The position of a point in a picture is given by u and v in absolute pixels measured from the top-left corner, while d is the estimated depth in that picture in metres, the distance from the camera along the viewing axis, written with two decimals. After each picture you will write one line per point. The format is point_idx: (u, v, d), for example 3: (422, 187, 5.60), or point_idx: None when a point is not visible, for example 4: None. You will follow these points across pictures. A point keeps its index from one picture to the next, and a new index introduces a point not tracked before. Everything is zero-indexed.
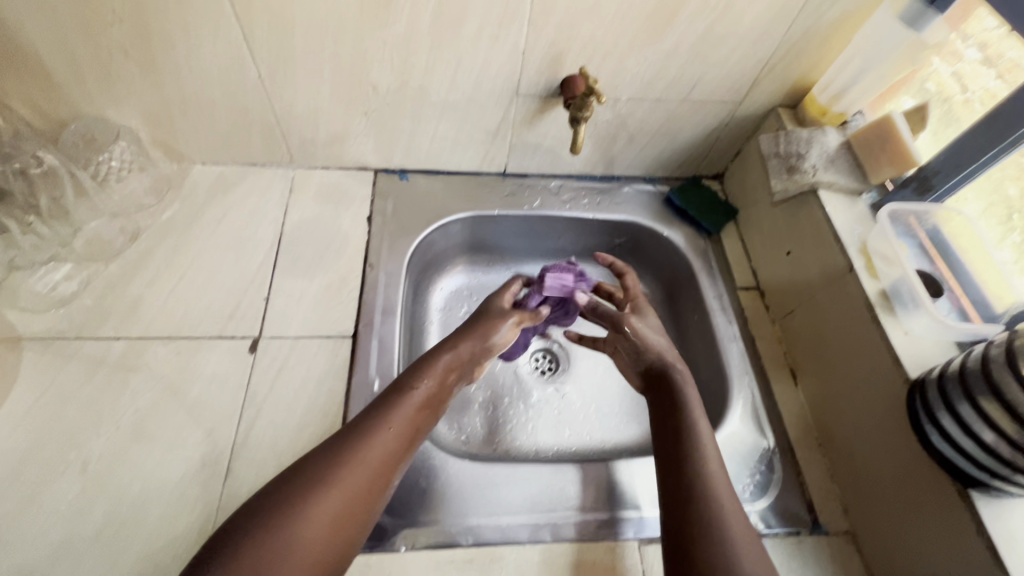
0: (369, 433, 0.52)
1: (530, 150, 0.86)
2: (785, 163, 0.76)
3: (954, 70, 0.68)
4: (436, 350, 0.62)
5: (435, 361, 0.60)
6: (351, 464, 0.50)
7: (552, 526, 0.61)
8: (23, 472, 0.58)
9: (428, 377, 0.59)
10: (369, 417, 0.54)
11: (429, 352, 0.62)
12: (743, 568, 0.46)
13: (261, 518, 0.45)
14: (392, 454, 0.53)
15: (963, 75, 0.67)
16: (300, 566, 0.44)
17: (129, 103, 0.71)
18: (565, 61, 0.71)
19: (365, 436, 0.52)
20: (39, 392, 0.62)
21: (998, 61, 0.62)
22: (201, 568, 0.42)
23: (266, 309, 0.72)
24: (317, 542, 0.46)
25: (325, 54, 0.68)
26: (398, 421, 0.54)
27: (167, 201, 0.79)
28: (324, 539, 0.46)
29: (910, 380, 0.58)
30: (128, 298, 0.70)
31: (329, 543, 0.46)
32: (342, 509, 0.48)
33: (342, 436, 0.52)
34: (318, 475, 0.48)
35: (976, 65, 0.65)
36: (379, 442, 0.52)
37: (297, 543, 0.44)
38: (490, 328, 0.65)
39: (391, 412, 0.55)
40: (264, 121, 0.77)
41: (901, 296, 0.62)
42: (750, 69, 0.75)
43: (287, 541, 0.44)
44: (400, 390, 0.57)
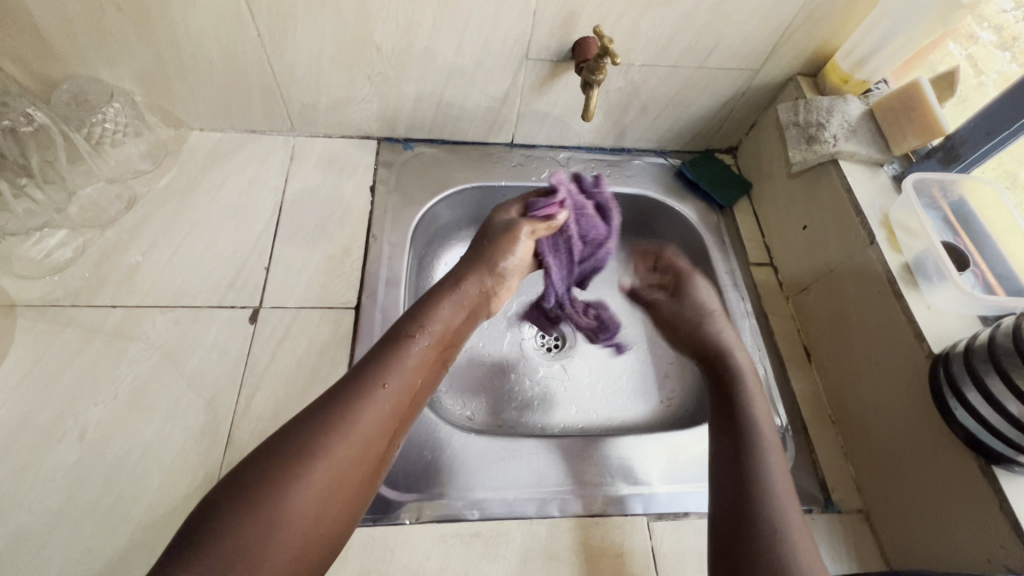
0: (373, 385, 0.50)
1: (538, 119, 0.83)
2: (804, 134, 0.73)
3: (969, 52, 0.69)
4: (439, 295, 0.61)
5: (436, 313, 0.59)
6: (347, 426, 0.47)
7: (560, 501, 0.60)
8: (18, 439, 0.56)
9: (428, 330, 0.57)
10: (364, 373, 0.51)
11: (431, 298, 0.61)
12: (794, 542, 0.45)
13: (248, 488, 0.42)
14: (399, 403, 0.51)
15: (975, 58, 0.69)
16: (309, 520, 0.43)
17: (123, 62, 0.68)
18: (577, 22, 0.68)
19: (371, 386, 0.50)
20: (35, 359, 0.61)
21: (1013, 44, 0.65)
22: (202, 527, 0.40)
23: (267, 278, 0.70)
24: (327, 495, 0.44)
25: (327, 12, 0.65)
26: (397, 377, 0.52)
27: (163, 167, 0.77)
28: (319, 506, 0.44)
29: (933, 355, 0.56)
30: (125, 265, 0.68)
31: (327, 511, 0.44)
32: (341, 476, 0.45)
33: (345, 385, 0.50)
34: (310, 441, 0.45)
35: (990, 48, 0.67)
36: (388, 391, 0.50)
37: (293, 516, 0.42)
38: (497, 257, 0.65)
39: (388, 368, 0.52)
40: (263, 84, 0.74)
41: (925, 269, 0.60)
42: (771, 33, 0.72)
43: (295, 497, 0.43)
44: (398, 342, 0.54)
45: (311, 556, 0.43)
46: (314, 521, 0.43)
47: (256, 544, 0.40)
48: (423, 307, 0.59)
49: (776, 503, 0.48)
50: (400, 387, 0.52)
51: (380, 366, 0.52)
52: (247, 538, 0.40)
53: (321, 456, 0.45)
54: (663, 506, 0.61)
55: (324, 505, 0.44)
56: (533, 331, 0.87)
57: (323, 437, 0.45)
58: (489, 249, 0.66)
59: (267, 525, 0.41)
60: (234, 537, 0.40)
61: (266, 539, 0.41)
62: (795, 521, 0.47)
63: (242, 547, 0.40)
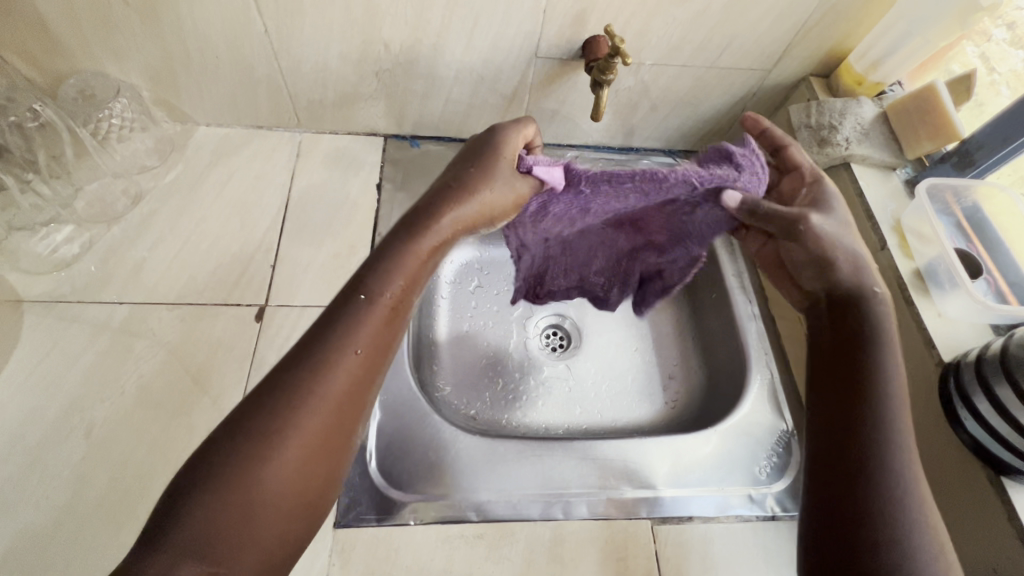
0: (331, 358, 0.41)
1: (546, 117, 0.82)
2: (816, 135, 0.71)
3: (982, 49, 0.68)
4: (410, 229, 0.47)
5: (409, 254, 0.46)
6: (312, 402, 0.39)
7: (564, 504, 0.60)
8: (25, 436, 0.57)
9: (399, 276, 0.45)
10: (324, 346, 0.41)
11: (401, 233, 0.47)
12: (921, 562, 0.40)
13: (212, 475, 0.37)
14: (365, 375, 0.42)
15: (988, 55, 0.68)
16: (274, 515, 0.37)
17: (129, 57, 0.67)
18: (588, 20, 0.67)
19: (326, 360, 0.41)
20: (42, 356, 0.61)
21: None
22: (160, 529, 0.35)
23: (273, 276, 0.70)
24: (290, 488, 0.38)
25: (335, 8, 0.64)
26: (362, 342, 0.42)
27: (170, 162, 0.76)
28: (296, 490, 0.38)
29: (943, 363, 0.56)
30: (132, 261, 0.68)
31: (304, 493, 0.39)
32: (312, 458, 0.39)
33: (300, 359, 0.41)
34: (276, 422, 0.38)
35: (1005, 44, 0.67)
36: (345, 366, 0.41)
37: (265, 503, 0.37)
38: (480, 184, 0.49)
39: (355, 331, 0.42)
40: (270, 80, 0.73)
41: (937, 276, 0.60)
42: (785, 33, 0.71)
43: (253, 495, 0.37)
44: (363, 297, 0.44)
45: (295, 541, 0.39)
46: (291, 506, 0.38)
47: (234, 537, 0.36)
48: (390, 250, 0.46)
49: (904, 501, 0.42)
50: (365, 357, 0.42)
51: (339, 335, 0.42)
52: (215, 532, 0.36)
53: (289, 439, 0.38)
54: (668, 509, 0.61)
55: (299, 490, 0.39)
56: (537, 330, 0.87)
57: (287, 416, 0.39)
58: (468, 174, 0.49)
59: (239, 517, 0.36)
60: (204, 532, 0.35)
61: (240, 532, 0.36)
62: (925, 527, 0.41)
63: (214, 543, 0.35)
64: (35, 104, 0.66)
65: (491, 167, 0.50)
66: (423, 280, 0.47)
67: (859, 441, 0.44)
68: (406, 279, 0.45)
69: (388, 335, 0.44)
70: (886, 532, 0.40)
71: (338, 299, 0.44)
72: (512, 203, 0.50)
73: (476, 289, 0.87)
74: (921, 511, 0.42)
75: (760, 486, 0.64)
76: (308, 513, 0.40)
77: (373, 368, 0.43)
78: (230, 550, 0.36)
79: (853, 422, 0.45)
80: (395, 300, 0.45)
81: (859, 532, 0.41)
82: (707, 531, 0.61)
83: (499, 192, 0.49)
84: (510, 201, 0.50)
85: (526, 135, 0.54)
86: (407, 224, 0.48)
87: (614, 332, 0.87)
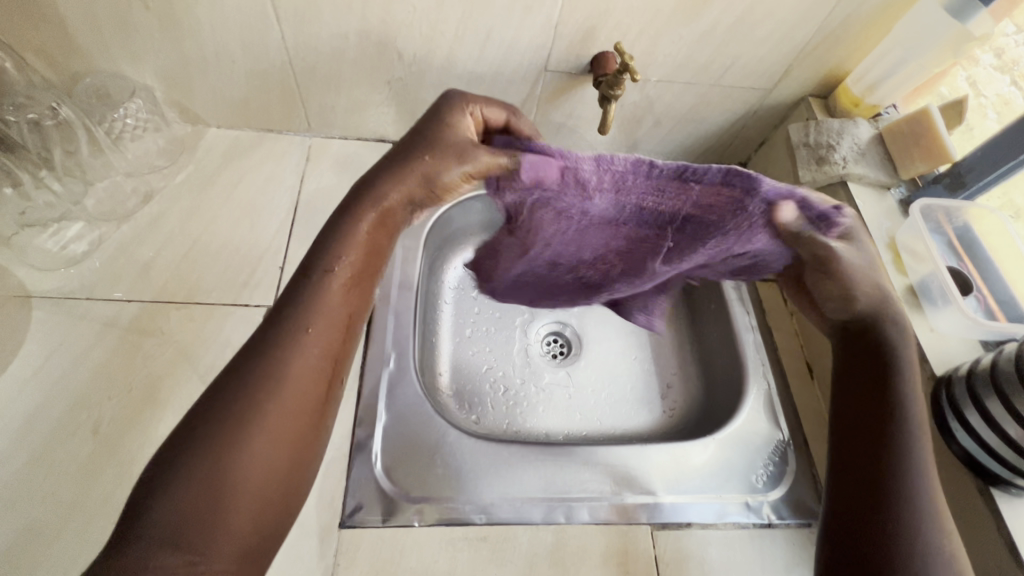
0: (289, 340, 0.42)
1: (553, 129, 0.84)
2: (814, 154, 0.74)
3: (970, 74, 0.71)
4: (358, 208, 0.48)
5: (354, 234, 0.47)
6: (274, 386, 0.41)
7: (566, 508, 0.60)
8: (32, 431, 0.57)
9: (346, 253, 0.46)
10: (276, 333, 0.43)
11: (349, 210, 0.48)
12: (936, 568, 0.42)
13: (180, 465, 0.38)
14: (326, 354, 0.44)
15: (975, 80, 0.71)
16: (247, 498, 0.38)
17: (145, 58, 0.69)
18: (597, 37, 0.69)
19: (283, 346, 0.42)
20: (49, 352, 0.61)
21: (1013, 68, 0.68)
22: (136, 524, 0.36)
23: (282, 278, 0.70)
24: (260, 471, 0.39)
25: (352, 18, 0.66)
26: (317, 322, 0.43)
27: (180, 163, 0.77)
28: (268, 472, 0.40)
29: (935, 377, 0.58)
30: (141, 260, 0.69)
31: (274, 473, 0.40)
32: (280, 439, 0.40)
33: (259, 347, 0.42)
34: (234, 413, 0.39)
35: (991, 70, 0.70)
36: (303, 350, 0.42)
37: (233, 487, 0.38)
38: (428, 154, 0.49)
39: (308, 313, 0.44)
40: (283, 84, 0.74)
41: (930, 292, 0.62)
42: (786, 55, 0.73)
43: (224, 481, 0.38)
44: (312, 278, 0.45)
45: (274, 524, 0.40)
46: (263, 488, 0.39)
47: (206, 524, 0.37)
48: (330, 234, 0.47)
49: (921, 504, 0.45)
50: (325, 335, 0.44)
51: (293, 321, 0.43)
52: (186, 522, 0.36)
53: (253, 427, 0.39)
54: (668, 515, 0.62)
55: (269, 472, 0.40)
56: (538, 337, 0.88)
57: (247, 403, 0.40)
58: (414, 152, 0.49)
59: (207, 503, 0.37)
60: (179, 516, 0.36)
61: (211, 520, 0.37)
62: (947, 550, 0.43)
63: (186, 533, 0.36)
64: (49, 103, 0.67)
65: (437, 140, 0.50)
66: (374, 254, 0.48)
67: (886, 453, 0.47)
68: (355, 254, 0.46)
69: (343, 313, 0.45)
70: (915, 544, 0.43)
71: (285, 291, 0.45)
72: (464, 173, 0.49)
73: (478, 296, 0.88)
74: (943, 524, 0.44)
75: (757, 494, 0.65)
76: (287, 493, 0.41)
77: (335, 343, 0.44)
78: (204, 539, 0.36)
79: (880, 446, 0.47)
80: (344, 279, 0.46)
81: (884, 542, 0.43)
82: (704, 536, 0.62)
83: (449, 168, 0.49)
84: (454, 176, 0.49)
85: (479, 114, 0.54)
86: (342, 209, 0.48)
87: (613, 340, 0.89)
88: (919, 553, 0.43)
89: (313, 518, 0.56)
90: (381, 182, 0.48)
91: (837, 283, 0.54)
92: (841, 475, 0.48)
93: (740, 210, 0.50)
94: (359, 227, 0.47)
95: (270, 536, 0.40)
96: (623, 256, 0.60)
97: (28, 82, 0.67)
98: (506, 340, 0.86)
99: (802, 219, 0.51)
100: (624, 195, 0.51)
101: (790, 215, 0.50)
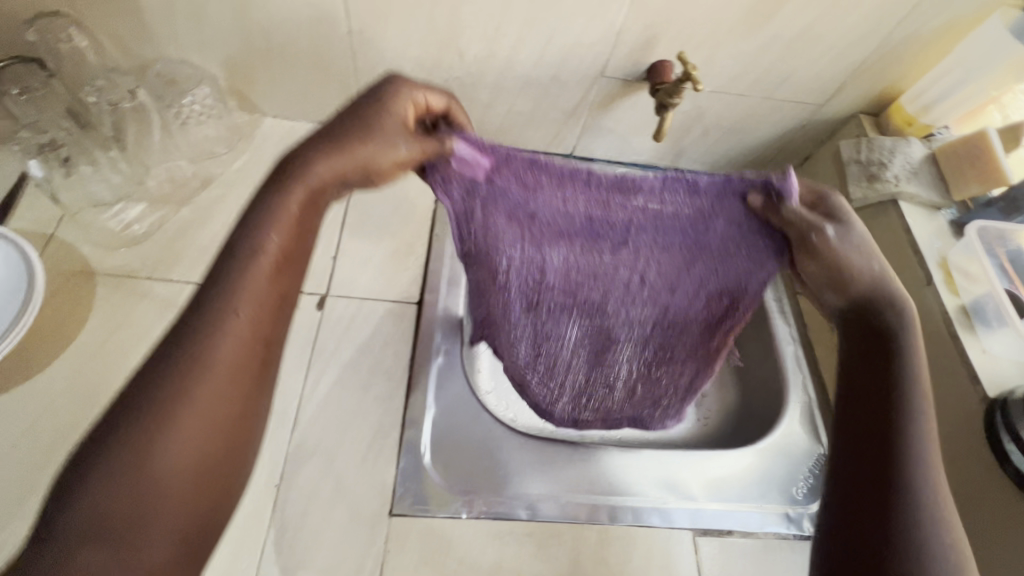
0: (209, 326, 0.37)
1: (601, 134, 0.85)
2: (865, 171, 0.75)
3: None
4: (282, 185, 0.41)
5: (283, 209, 0.41)
6: (196, 376, 0.36)
7: (609, 509, 0.61)
8: (96, 404, 0.58)
9: (277, 227, 0.40)
10: (194, 329, 0.37)
11: (275, 186, 0.41)
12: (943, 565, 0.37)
13: (97, 461, 0.33)
14: (253, 337, 0.38)
15: None
16: (171, 496, 0.34)
17: (213, 46, 0.70)
18: (657, 45, 0.70)
19: (202, 331, 0.37)
20: (113, 329, 0.62)
21: None
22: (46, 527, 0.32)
23: (333, 268, 0.72)
24: (187, 464, 0.35)
25: (419, 16, 0.67)
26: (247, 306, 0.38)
27: (237, 150, 0.78)
28: (190, 470, 0.35)
29: (988, 399, 0.58)
30: (200, 243, 0.70)
31: (200, 466, 0.36)
32: (203, 432, 0.36)
33: (177, 331, 0.37)
34: (148, 406, 0.35)
35: None
36: (227, 332, 0.37)
37: (162, 483, 0.34)
38: (371, 132, 0.43)
39: (233, 295, 0.38)
40: (342, 78, 0.76)
41: (984, 313, 0.62)
42: (842, 71, 0.74)
43: (151, 478, 0.34)
44: (238, 255, 0.39)
45: (203, 520, 0.36)
46: (190, 486, 0.35)
47: (117, 540, 0.33)
48: (258, 208, 0.40)
49: (923, 499, 0.39)
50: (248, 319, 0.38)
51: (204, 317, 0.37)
52: (108, 519, 0.33)
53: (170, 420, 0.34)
54: (709, 522, 0.63)
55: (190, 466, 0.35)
56: None
57: (168, 390, 0.35)
58: (353, 131, 0.43)
59: (133, 501, 0.33)
60: (100, 513, 0.32)
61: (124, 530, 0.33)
62: (955, 552, 0.38)
63: (109, 532, 0.33)
64: (128, 89, 0.69)
65: (372, 123, 0.43)
66: (307, 234, 0.42)
67: (891, 444, 0.41)
68: (286, 229, 0.40)
69: (279, 280, 0.40)
70: (917, 549, 0.37)
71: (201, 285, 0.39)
72: (393, 163, 0.43)
73: None
74: (948, 526, 0.39)
75: (796, 506, 0.65)
76: (220, 484, 0.37)
77: (266, 319, 0.39)
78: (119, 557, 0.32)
79: (881, 430, 0.42)
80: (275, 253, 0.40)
81: (880, 542, 0.38)
82: (745, 545, 0.62)
83: (387, 153, 0.43)
84: (392, 161, 0.43)
85: (420, 98, 0.45)
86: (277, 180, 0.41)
87: None
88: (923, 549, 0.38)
89: (363, 504, 0.57)
90: (317, 150, 0.42)
91: (824, 265, 0.47)
92: (841, 453, 0.43)
93: (710, 211, 0.47)
94: (296, 192, 0.41)
95: (195, 535, 0.36)
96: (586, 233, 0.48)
97: (101, 66, 0.69)
98: None
99: (764, 198, 0.47)
100: (570, 203, 0.46)
101: (757, 198, 0.47)
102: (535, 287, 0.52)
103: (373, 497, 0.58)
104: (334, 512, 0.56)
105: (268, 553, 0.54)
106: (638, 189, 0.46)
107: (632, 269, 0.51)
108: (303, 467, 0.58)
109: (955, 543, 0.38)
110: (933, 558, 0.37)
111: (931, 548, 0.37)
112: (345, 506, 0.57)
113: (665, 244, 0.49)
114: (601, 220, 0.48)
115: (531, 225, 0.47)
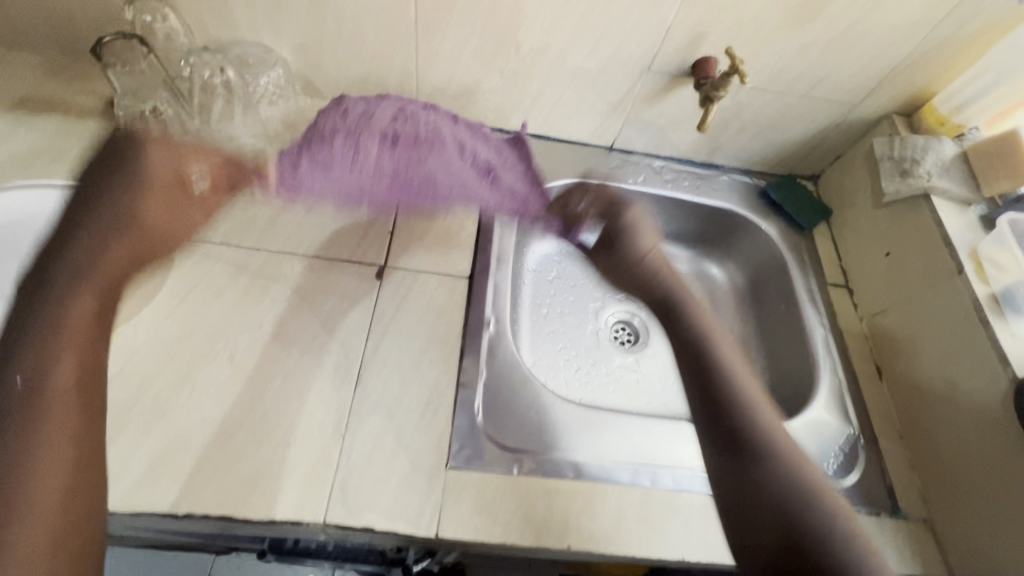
0: (57, 305, 0.48)
1: (642, 127, 0.89)
2: (898, 167, 0.79)
3: None
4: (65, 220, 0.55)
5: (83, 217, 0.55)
6: (59, 340, 0.46)
7: (653, 473, 0.65)
8: (177, 353, 0.62)
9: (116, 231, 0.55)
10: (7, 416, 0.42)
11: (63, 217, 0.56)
12: (823, 506, 0.48)
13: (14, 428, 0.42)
14: (89, 336, 0.48)
15: None
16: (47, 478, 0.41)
17: (288, 32, 0.76)
18: (704, 42, 0.75)
19: (50, 314, 0.47)
20: (191, 287, 0.67)
21: None
22: None
23: (391, 242, 0.76)
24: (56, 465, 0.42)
25: (483, 8, 0.72)
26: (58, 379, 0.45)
27: (301, 131, 0.83)
28: (68, 456, 0.43)
29: (1017, 378, 0.62)
30: (268, 213, 0.75)
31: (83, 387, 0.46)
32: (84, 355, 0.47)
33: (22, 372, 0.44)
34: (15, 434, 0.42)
35: None
36: (78, 306, 0.49)
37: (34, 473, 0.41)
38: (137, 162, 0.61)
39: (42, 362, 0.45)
40: (403, 66, 0.81)
41: (1014, 300, 0.66)
42: (877, 72, 0.78)
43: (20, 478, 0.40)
44: (74, 286, 0.49)
45: (89, 419, 0.46)
46: (56, 465, 0.42)
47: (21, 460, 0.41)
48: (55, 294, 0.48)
49: (771, 453, 0.51)
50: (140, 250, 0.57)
51: (70, 268, 0.50)
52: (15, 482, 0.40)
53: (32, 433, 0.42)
54: None
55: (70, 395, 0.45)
56: (608, 325, 0.95)
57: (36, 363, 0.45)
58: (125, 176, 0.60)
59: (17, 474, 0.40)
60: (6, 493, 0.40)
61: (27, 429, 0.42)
62: (805, 468, 0.50)
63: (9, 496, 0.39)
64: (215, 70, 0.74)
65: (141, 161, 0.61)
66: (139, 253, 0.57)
67: (722, 416, 0.55)
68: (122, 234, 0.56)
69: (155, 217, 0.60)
70: (782, 497, 0.48)
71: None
72: (172, 164, 0.63)
73: (554, 280, 0.96)
74: (792, 451, 0.51)
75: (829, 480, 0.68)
76: (89, 436, 0.45)
77: (89, 344, 0.48)
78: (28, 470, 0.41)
79: (716, 412, 0.55)
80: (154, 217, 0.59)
81: (784, 515, 0.47)
82: None
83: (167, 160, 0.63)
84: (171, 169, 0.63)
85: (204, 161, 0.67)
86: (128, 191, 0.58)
87: None
88: (780, 484, 0.49)
89: (423, 457, 0.61)
90: (145, 154, 0.62)
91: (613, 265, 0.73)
92: (713, 456, 0.54)
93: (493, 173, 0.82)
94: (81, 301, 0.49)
95: (88, 437, 0.45)
96: (396, 186, 0.77)
97: (189, 46, 0.75)
98: (580, 325, 0.93)
99: (589, 218, 0.80)
100: (397, 171, 0.76)
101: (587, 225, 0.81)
102: (372, 179, 0.76)
103: (431, 450, 0.61)
104: (391, 469, 0.59)
105: (336, 497, 0.57)
106: (440, 187, 0.78)
107: (448, 175, 0.78)
108: (367, 420, 0.62)
109: (812, 479, 0.50)
110: (812, 513, 0.47)
111: (782, 481, 0.49)
112: (406, 459, 0.60)
113: (460, 172, 0.80)
114: (406, 175, 0.77)
115: (354, 155, 0.75)
